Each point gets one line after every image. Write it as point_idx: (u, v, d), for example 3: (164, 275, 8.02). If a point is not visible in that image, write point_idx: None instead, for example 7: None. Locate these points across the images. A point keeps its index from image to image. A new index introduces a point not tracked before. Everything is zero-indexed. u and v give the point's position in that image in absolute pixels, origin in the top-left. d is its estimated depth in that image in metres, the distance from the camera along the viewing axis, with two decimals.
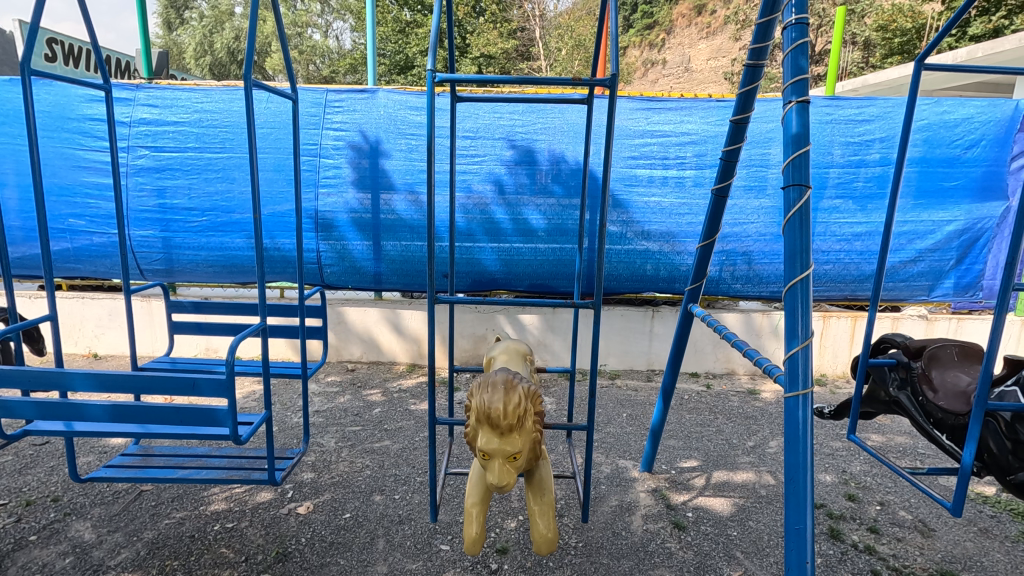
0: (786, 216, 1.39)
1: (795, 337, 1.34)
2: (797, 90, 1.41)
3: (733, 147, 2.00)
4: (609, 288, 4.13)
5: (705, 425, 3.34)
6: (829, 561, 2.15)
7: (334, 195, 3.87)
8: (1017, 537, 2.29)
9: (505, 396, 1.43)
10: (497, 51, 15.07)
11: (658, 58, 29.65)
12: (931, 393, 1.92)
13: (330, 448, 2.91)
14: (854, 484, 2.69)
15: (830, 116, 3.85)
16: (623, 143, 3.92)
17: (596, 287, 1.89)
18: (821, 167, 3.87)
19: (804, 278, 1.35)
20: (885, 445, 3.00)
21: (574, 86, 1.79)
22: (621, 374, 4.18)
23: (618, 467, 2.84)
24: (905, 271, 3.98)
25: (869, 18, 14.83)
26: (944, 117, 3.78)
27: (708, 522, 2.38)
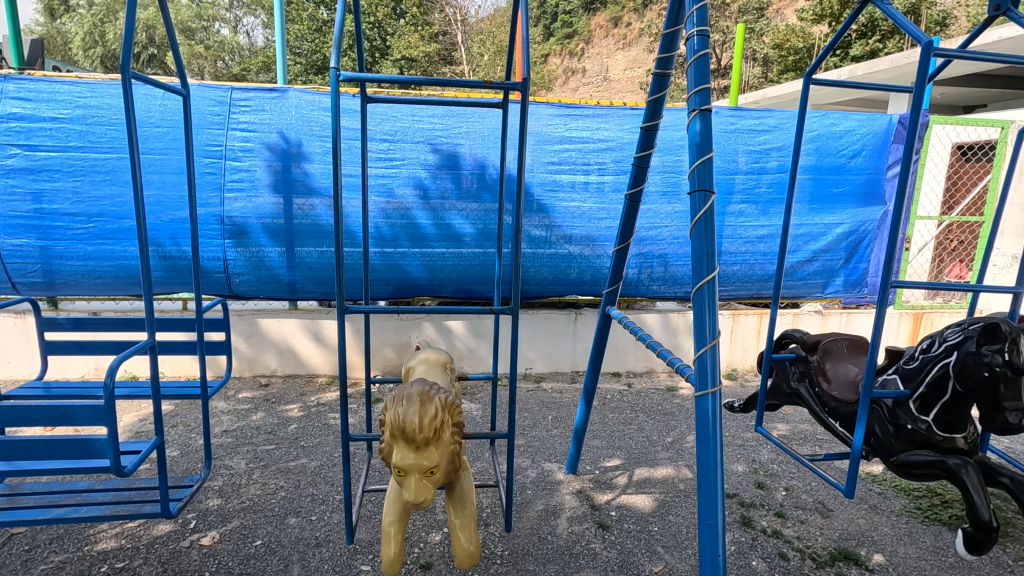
0: (693, 220, 1.44)
1: (703, 338, 1.38)
2: (701, 99, 1.46)
3: (644, 154, 2.04)
4: (533, 292, 4.16)
5: (627, 423, 3.44)
6: (741, 548, 2.26)
7: (243, 199, 3.63)
8: (902, 511, 2.52)
9: (420, 408, 1.37)
10: (419, 54, 15.01)
11: (578, 67, 30.53)
12: (826, 383, 2.06)
13: (240, 470, 2.71)
14: (762, 472, 2.85)
15: (734, 126, 4.09)
16: (543, 149, 3.97)
17: (514, 291, 1.87)
18: (728, 174, 4.12)
19: (711, 280, 1.40)
20: (789, 434, 3.21)
21: (487, 89, 1.76)
22: (547, 377, 4.21)
23: (543, 470, 2.85)
24: (803, 270, 4.30)
25: (767, 37, 16.16)
26: (831, 129, 4.13)
27: (631, 520, 2.43)
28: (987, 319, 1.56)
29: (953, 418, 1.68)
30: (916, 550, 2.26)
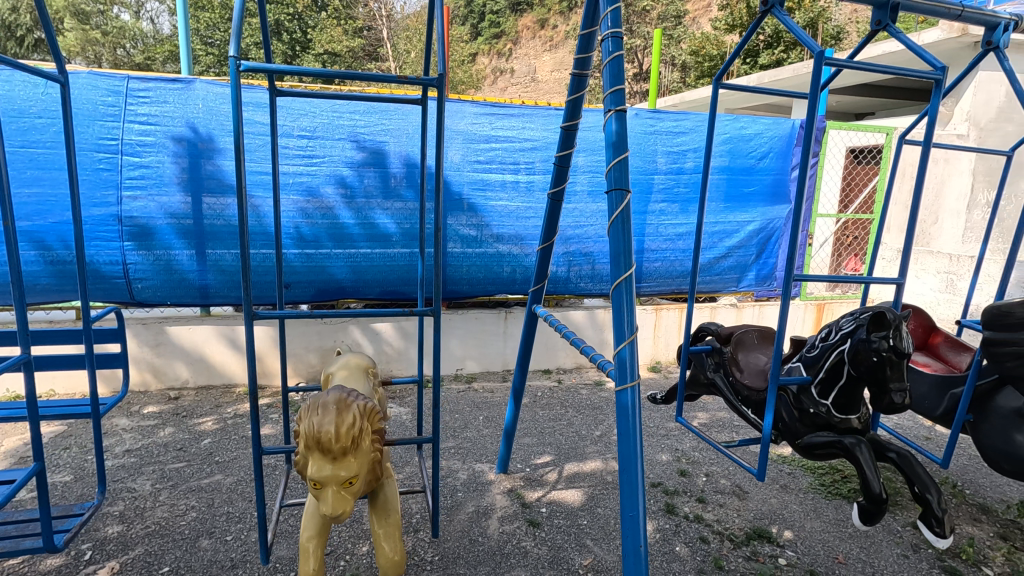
0: (611, 218, 1.47)
1: (622, 334, 1.41)
2: (615, 99, 1.49)
3: (565, 153, 2.06)
4: (463, 292, 4.13)
5: (557, 419, 3.48)
6: (665, 534, 2.34)
7: (144, 198, 3.35)
8: (808, 488, 2.71)
9: (337, 417, 1.31)
10: (341, 49, 14.48)
11: (506, 67, 30.68)
12: (739, 372, 2.17)
13: (144, 492, 2.50)
14: (684, 460, 2.98)
15: (653, 127, 4.24)
16: (469, 148, 3.94)
17: (435, 292, 1.83)
18: (649, 174, 4.27)
19: (628, 277, 1.43)
20: (708, 422, 3.37)
21: (402, 84, 1.71)
22: (478, 377, 4.19)
23: (474, 472, 2.83)
24: (719, 266, 4.54)
25: (684, 44, 16.92)
26: (741, 132, 4.37)
27: (561, 515, 2.46)
28: (875, 308, 1.69)
29: (848, 400, 1.82)
30: (821, 524, 2.44)
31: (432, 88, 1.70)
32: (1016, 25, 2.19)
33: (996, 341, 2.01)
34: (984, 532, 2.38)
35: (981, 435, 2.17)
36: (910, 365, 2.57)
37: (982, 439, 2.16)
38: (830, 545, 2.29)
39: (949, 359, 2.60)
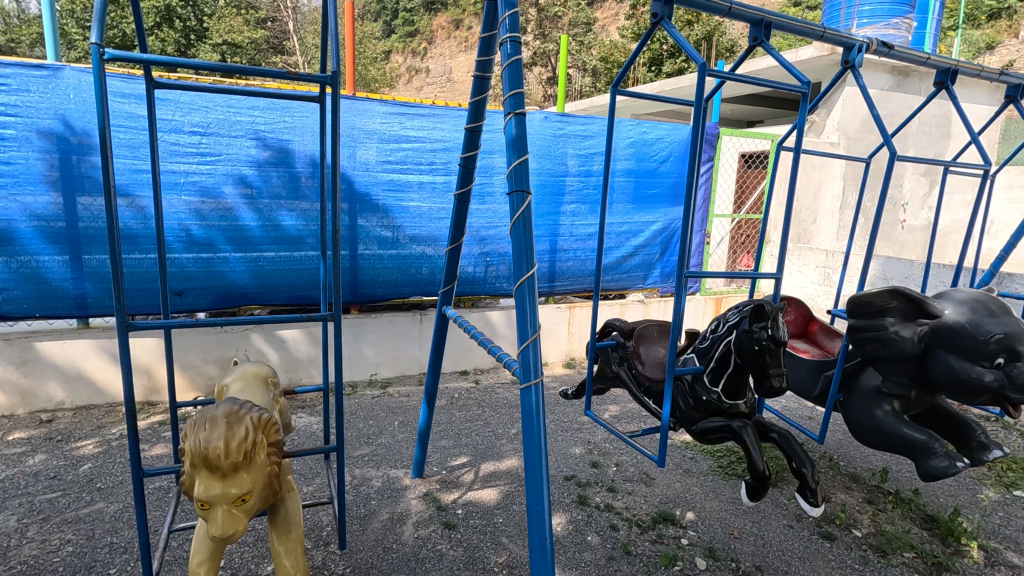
0: (512, 220, 1.50)
1: (525, 332, 1.45)
2: (515, 102, 1.51)
3: (470, 154, 2.07)
4: (376, 295, 4.03)
5: (474, 420, 3.48)
6: (577, 525, 2.42)
7: (4, 198, 2.98)
8: (708, 471, 2.90)
9: (227, 432, 1.24)
10: (243, 40, 13.60)
11: (421, 66, 30.29)
12: (641, 365, 2.28)
13: (9, 529, 2.22)
14: (596, 452, 3.09)
15: (562, 130, 4.35)
16: (378, 147, 3.84)
17: (334, 296, 1.77)
18: (560, 175, 4.39)
19: (530, 277, 1.46)
20: (619, 414, 3.53)
21: (291, 80, 1.64)
22: (393, 382, 4.10)
23: (389, 478, 2.77)
24: (628, 263, 4.76)
25: (594, 50, 17.53)
26: (644, 136, 4.60)
27: (476, 515, 2.47)
28: (756, 301, 1.84)
29: (736, 387, 1.96)
30: (718, 503, 2.62)
31: (325, 86, 1.65)
32: (869, 46, 2.46)
33: (860, 327, 2.26)
34: (854, 499, 2.66)
35: (849, 412, 2.42)
36: (791, 352, 2.83)
37: (850, 415, 2.41)
38: (727, 522, 2.47)
39: (824, 345, 2.88)
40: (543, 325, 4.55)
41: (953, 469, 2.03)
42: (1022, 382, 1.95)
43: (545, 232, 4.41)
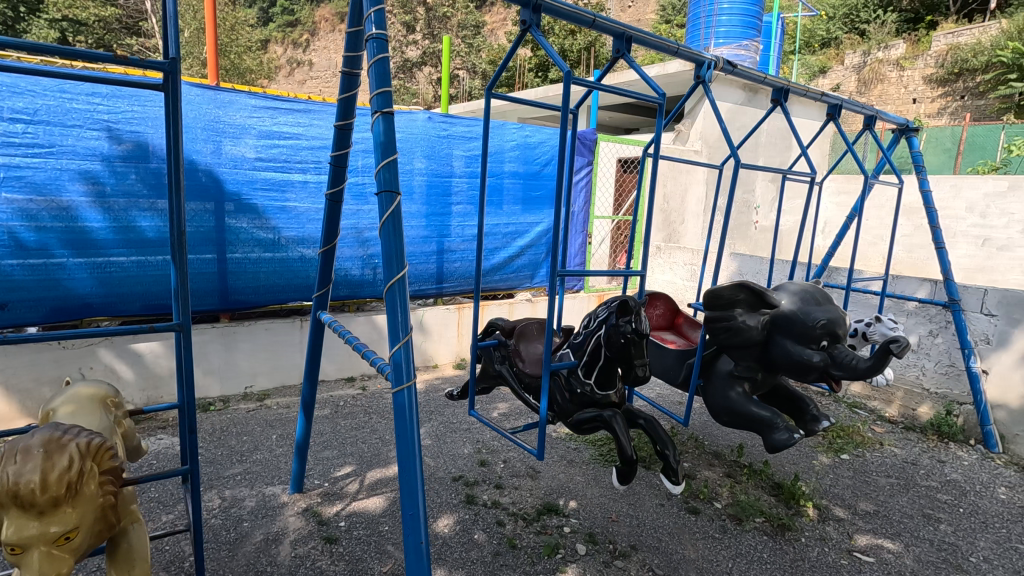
0: (382, 220, 1.47)
1: (397, 335, 1.43)
2: (382, 101, 1.48)
3: (341, 152, 2.00)
4: (249, 302, 3.75)
5: (360, 427, 3.37)
6: (465, 525, 2.43)
7: None
8: (589, 460, 3.05)
9: (44, 462, 1.09)
10: (88, 16, 12.02)
11: (304, 59, 28.74)
12: (521, 362, 2.34)
13: None
14: (484, 451, 3.12)
15: (447, 131, 4.34)
16: (246, 143, 3.57)
17: (182, 304, 1.62)
18: (447, 176, 4.38)
19: (401, 278, 1.44)
20: (507, 411, 3.59)
21: (118, 64, 1.47)
22: (272, 394, 3.83)
23: (265, 496, 2.59)
24: (516, 263, 4.88)
25: (483, 53, 17.72)
26: (528, 140, 4.72)
27: (360, 526, 2.39)
28: (621, 297, 1.96)
29: (606, 378, 2.08)
30: (599, 489, 2.76)
31: (161, 73, 1.51)
32: (717, 64, 2.72)
33: (714, 318, 2.49)
34: (716, 474, 2.93)
35: (708, 396, 2.66)
36: (660, 343, 3.06)
37: (709, 399, 2.65)
38: (606, 507, 2.61)
39: (688, 335, 3.15)
40: (433, 326, 4.51)
41: (791, 440, 2.31)
42: (842, 361, 2.29)
43: (433, 233, 4.39)
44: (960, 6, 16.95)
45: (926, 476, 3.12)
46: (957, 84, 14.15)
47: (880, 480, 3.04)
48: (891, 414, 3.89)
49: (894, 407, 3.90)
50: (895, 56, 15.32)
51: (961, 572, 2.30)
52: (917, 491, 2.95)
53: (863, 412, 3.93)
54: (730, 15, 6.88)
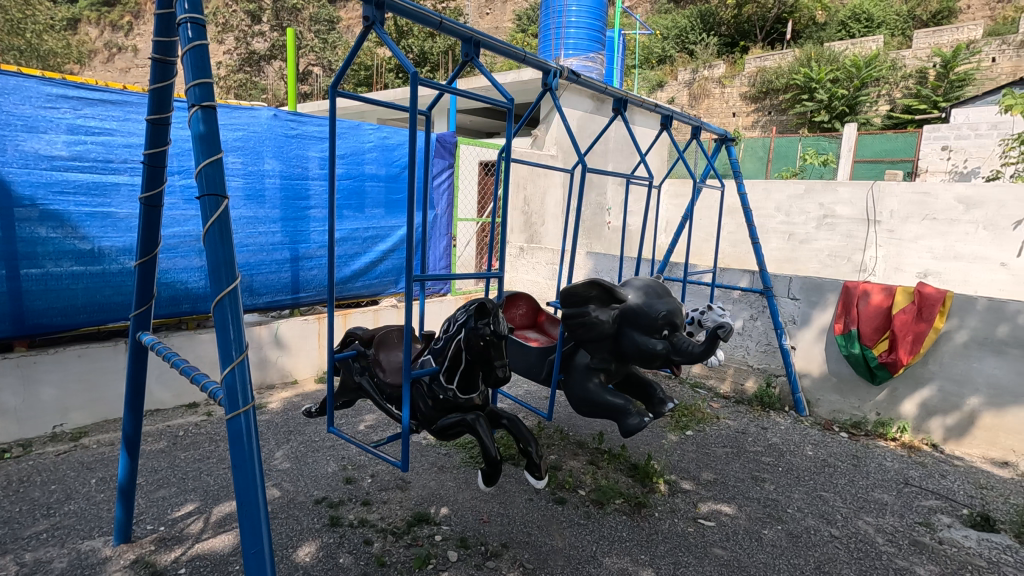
0: (205, 226, 1.31)
1: (229, 355, 1.31)
2: (199, 93, 1.32)
3: (155, 151, 1.79)
4: (55, 326, 3.16)
5: (205, 458, 3.01)
6: (329, 550, 2.28)
7: None
8: (460, 463, 3.03)
9: None
10: None
11: (126, 44, 25.27)
12: (382, 372, 2.27)
13: None
14: (350, 467, 2.96)
15: (296, 130, 4.05)
16: (43, 138, 3.02)
17: None
18: (298, 179, 4.09)
19: (232, 292, 1.32)
20: (374, 423, 3.44)
21: None
22: (91, 431, 3.28)
23: (81, 553, 2.20)
24: (379, 268, 4.72)
25: (339, 50, 16.96)
26: (386, 141, 4.57)
27: (206, 570, 2.13)
28: (479, 299, 1.98)
29: (469, 381, 2.07)
30: (470, 492, 2.76)
31: None
32: (563, 73, 2.84)
33: (570, 315, 2.61)
34: (580, 463, 3.08)
35: (569, 389, 2.77)
36: (523, 342, 3.14)
37: (571, 392, 2.77)
38: (477, 509, 2.61)
39: (550, 331, 3.27)
40: (290, 340, 4.18)
41: (642, 423, 2.48)
42: (681, 348, 2.51)
43: (285, 239, 4.08)
44: (764, 35, 19.82)
45: (753, 442, 3.57)
46: (766, 102, 16.49)
47: (718, 451, 3.42)
48: (725, 390, 4.40)
49: (727, 384, 4.41)
50: (717, 74, 17.46)
51: (781, 523, 2.66)
52: (747, 457, 3.36)
53: (703, 390, 4.40)
54: (577, 28, 7.32)
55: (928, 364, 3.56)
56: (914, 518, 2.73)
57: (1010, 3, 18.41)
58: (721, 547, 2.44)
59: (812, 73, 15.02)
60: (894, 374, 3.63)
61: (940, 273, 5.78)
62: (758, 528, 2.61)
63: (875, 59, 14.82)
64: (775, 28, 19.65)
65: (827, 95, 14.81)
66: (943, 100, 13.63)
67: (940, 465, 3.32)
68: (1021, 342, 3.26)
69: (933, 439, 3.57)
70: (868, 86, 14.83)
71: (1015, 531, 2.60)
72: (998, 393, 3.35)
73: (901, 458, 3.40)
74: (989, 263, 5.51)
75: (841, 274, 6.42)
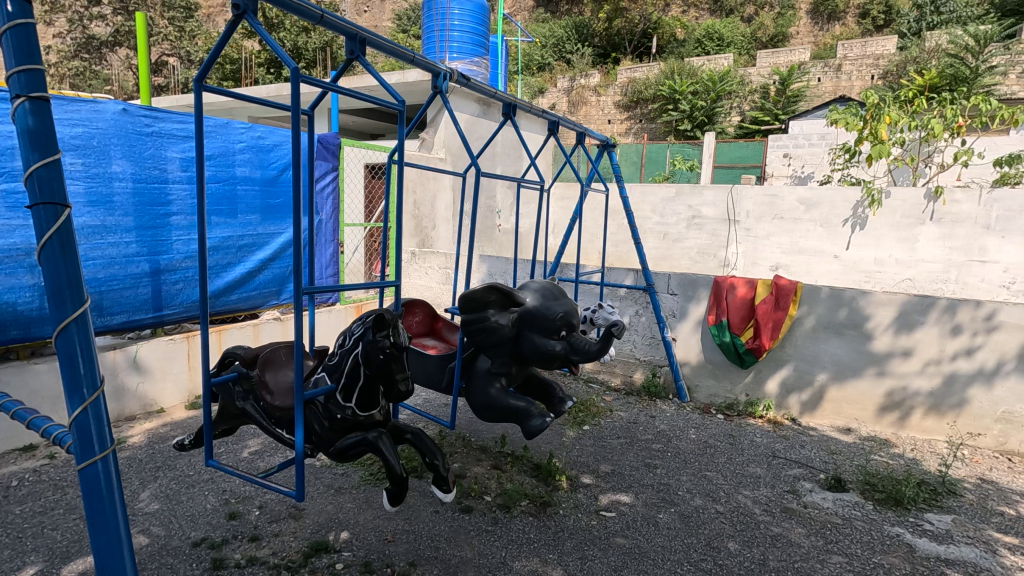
0: (40, 241, 1.14)
1: (80, 394, 1.19)
2: (25, 82, 1.12)
3: None
4: None
5: (48, 510, 2.56)
6: None
7: None
8: (359, 483, 2.87)
9: None
10: None
11: None
12: (269, 396, 2.08)
13: None
14: (234, 501, 2.67)
15: (151, 128, 3.60)
16: None
17: None
18: (156, 182, 3.64)
19: (79, 319, 1.18)
20: (260, 449, 3.15)
21: None
22: None
23: None
24: (257, 279, 4.34)
25: (199, 40, 15.50)
26: (260, 142, 4.22)
27: None
28: (376, 311, 1.89)
29: (368, 398, 1.96)
30: (372, 512, 2.62)
31: None
32: (452, 76, 2.81)
33: (469, 320, 2.59)
34: (484, 468, 3.06)
35: (472, 396, 2.74)
36: (421, 351, 3.06)
37: (473, 399, 2.74)
38: (380, 529, 2.49)
39: (448, 338, 3.22)
40: (152, 364, 3.70)
41: (544, 424, 2.50)
42: (579, 347, 2.58)
43: (142, 251, 3.61)
44: (633, 48, 21.26)
45: (644, 431, 3.78)
46: (637, 110, 17.71)
47: (613, 442, 3.57)
48: (616, 383, 4.63)
49: (617, 377, 4.64)
50: (593, 83, 18.42)
51: (673, 505, 2.84)
52: (640, 446, 3.55)
53: (596, 385, 4.59)
54: (461, 32, 7.32)
55: (786, 347, 4.02)
56: (782, 487, 3.06)
57: (827, 32, 21.50)
58: (622, 536, 2.55)
59: (675, 86, 16.40)
60: (758, 358, 4.04)
61: (788, 266, 6.61)
62: (655, 513, 2.77)
63: (727, 75, 16.51)
64: (641, 43, 21.19)
65: (688, 106, 16.27)
66: (782, 114, 15.54)
67: (799, 436, 3.76)
68: (856, 324, 3.79)
69: (792, 413, 4.04)
70: (723, 99, 16.49)
71: (860, 488, 3.01)
72: (840, 369, 3.86)
73: (768, 433, 3.79)
74: (825, 256, 6.38)
75: (709, 269, 7.06)
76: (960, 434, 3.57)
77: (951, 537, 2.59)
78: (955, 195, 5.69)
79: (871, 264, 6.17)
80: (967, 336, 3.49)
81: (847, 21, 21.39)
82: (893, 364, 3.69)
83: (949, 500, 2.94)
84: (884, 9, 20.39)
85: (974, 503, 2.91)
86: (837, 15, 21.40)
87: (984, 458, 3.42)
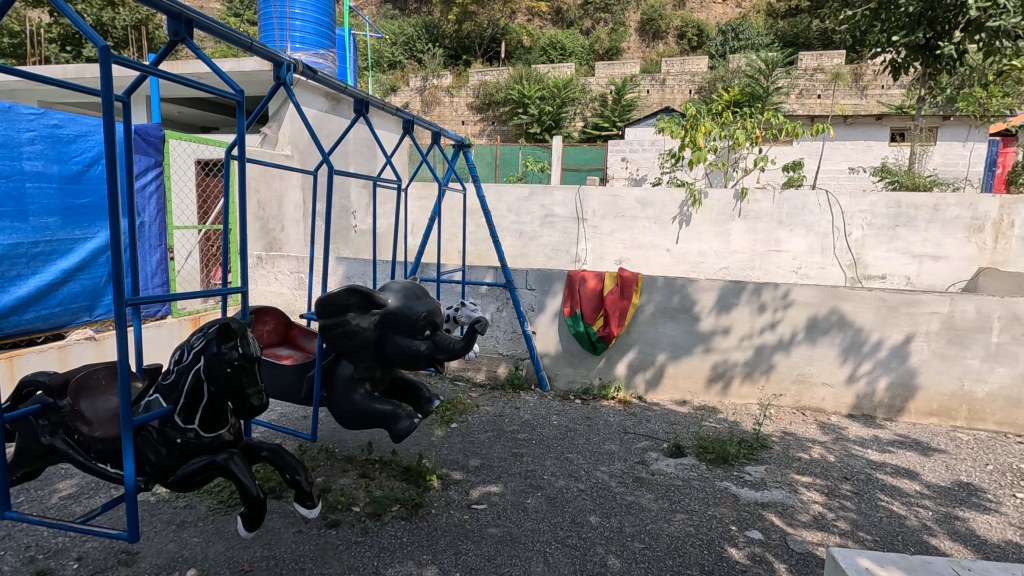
0: None
1: None
2: None
3: None
4: None
5: None
6: None
7: None
8: (206, 514, 2.58)
9: None
10: None
11: None
12: (86, 427, 1.78)
13: None
14: (42, 557, 2.25)
15: None
16: None
17: None
18: None
19: None
20: (73, 492, 2.69)
21: None
22: None
23: None
24: (60, 292, 3.67)
25: None
26: (56, 131, 3.62)
27: None
28: (220, 320, 1.73)
29: (214, 417, 1.78)
30: (224, 544, 2.37)
31: None
32: (296, 67, 2.63)
33: (327, 325, 2.46)
34: (350, 478, 2.94)
35: (334, 405, 2.61)
36: (275, 362, 2.85)
37: (336, 407, 2.61)
38: (235, 560, 2.27)
39: (305, 346, 3.03)
40: None
41: (412, 425, 2.45)
42: (444, 345, 2.58)
43: None
44: (483, 52, 21.78)
45: (510, 422, 3.91)
46: (489, 112, 18.21)
47: (480, 437, 3.65)
48: (481, 379, 4.72)
49: (482, 373, 4.72)
50: (445, 84, 18.53)
51: (540, 489, 2.98)
52: (506, 437, 3.66)
53: (461, 383, 4.64)
54: (303, 21, 6.89)
55: (631, 332, 4.43)
56: (633, 459, 3.37)
57: (653, 49, 23.91)
58: (495, 526, 2.62)
59: (524, 91, 17.13)
60: (608, 344, 4.41)
61: (630, 259, 7.27)
62: (523, 499, 2.88)
63: (571, 83, 17.54)
64: (491, 47, 21.79)
65: (537, 111, 17.10)
66: (619, 121, 16.93)
67: (645, 412, 4.17)
68: (687, 308, 4.29)
69: (639, 392, 4.46)
70: (568, 105, 17.56)
71: (696, 452, 3.42)
72: (675, 349, 4.35)
73: (619, 412, 4.15)
74: (660, 250, 7.13)
75: (562, 265, 7.50)
76: (768, 396, 4.23)
77: (765, 484, 3.07)
78: (756, 195, 6.71)
79: (695, 256, 7.02)
80: (770, 312, 4.15)
81: (668, 41, 23.96)
82: (716, 341, 4.26)
83: (762, 452, 3.48)
84: (697, 32, 23.22)
85: (780, 452, 3.48)
86: (660, 34, 23.93)
87: (785, 414, 4.10)
